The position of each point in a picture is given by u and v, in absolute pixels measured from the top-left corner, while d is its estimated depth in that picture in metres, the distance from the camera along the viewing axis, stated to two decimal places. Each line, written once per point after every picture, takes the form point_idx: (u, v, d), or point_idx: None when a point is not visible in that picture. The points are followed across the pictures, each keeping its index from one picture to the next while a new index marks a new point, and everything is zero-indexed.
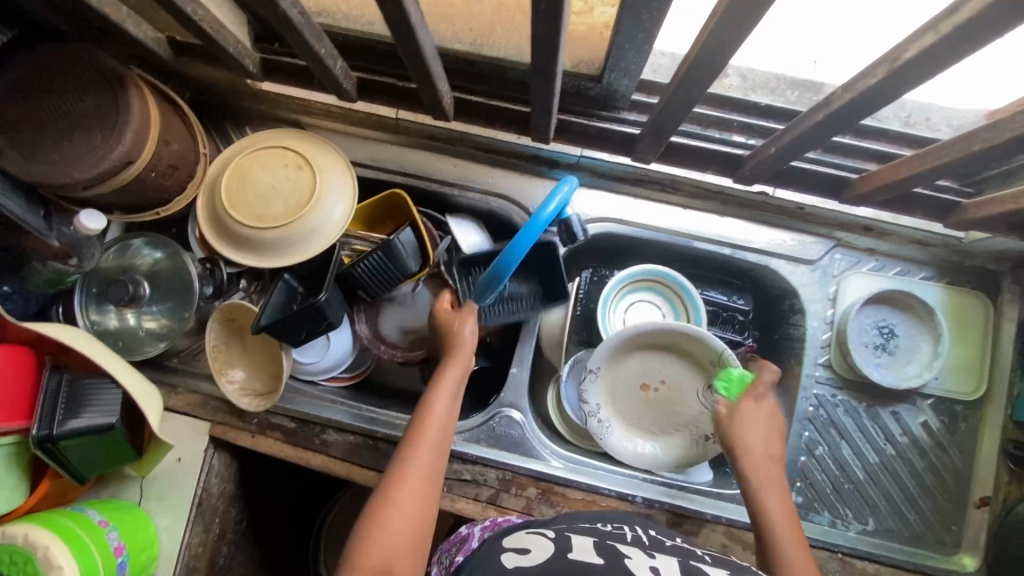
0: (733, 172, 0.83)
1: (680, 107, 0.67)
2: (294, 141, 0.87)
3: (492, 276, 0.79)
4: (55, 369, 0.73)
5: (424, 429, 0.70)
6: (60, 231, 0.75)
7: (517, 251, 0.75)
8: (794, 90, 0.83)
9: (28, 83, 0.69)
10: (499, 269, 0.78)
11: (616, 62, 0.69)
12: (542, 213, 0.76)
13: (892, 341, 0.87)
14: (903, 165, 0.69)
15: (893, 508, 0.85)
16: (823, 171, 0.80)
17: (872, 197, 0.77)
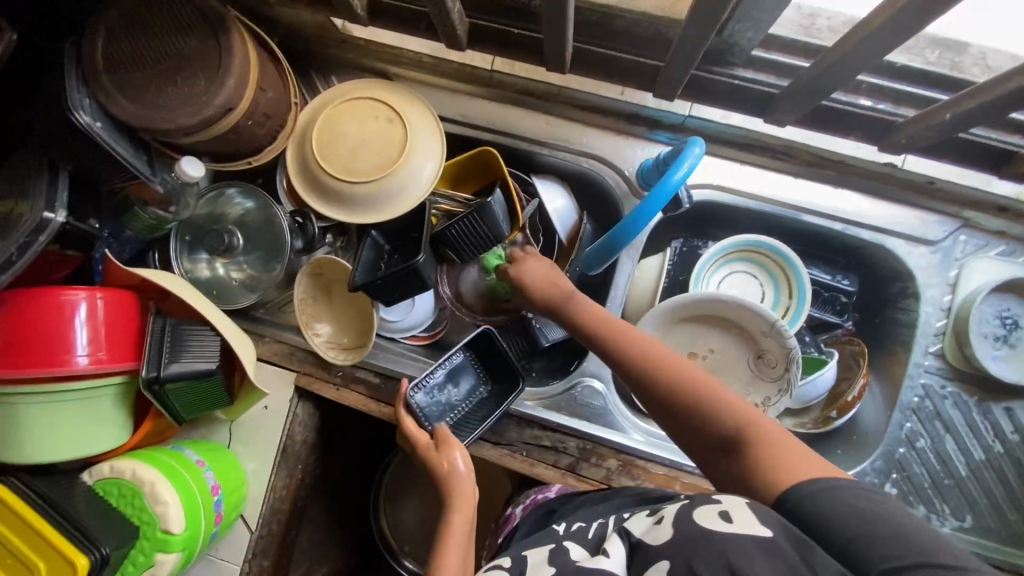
0: (878, 141, 0.76)
1: (845, 69, 0.62)
2: (384, 92, 0.84)
3: (608, 245, 0.78)
4: (157, 314, 0.74)
5: (446, 542, 0.65)
6: (163, 177, 0.74)
7: (640, 221, 0.72)
8: (934, 49, 0.70)
9: (131, 22, 0.67)
10: (619, 236, 0.75)
11: (750, 13, 0.61)
12: (671, 179, 0.68)
13: (1015, 333, 0.80)
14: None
15: (995, 506, 0.80)
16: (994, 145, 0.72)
17: None
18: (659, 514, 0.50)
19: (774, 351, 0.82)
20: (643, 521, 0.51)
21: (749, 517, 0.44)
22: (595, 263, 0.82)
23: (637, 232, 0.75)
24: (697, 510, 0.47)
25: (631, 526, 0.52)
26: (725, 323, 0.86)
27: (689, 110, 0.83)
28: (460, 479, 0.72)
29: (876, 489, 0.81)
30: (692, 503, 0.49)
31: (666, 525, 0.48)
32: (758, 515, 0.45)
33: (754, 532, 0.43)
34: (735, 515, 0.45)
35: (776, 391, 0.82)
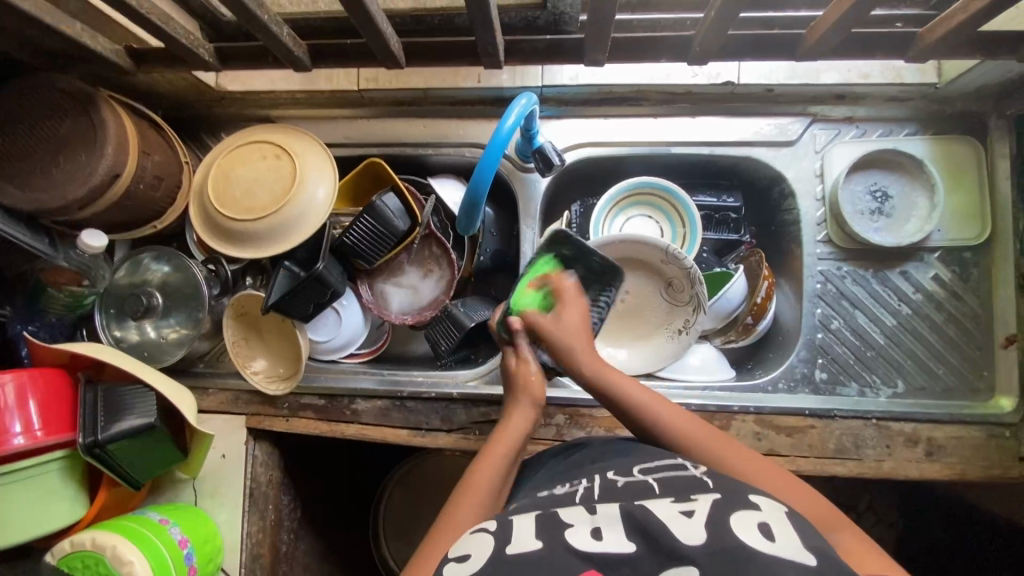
0: (684, 58, 0.72)
1: None
2: (270, 133, 0.90)
3: (471, 201, 0.74)
4: (89, 385, 0.77)
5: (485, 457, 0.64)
6: (66, 253, 0.80)
7: (486, 172, 0.71)
8: None
9: (8, 118, 0.72)
10: (472, 192, 0.73)
11: None
12: (502, 128, 0.69)
13: (888, 204, 0.86)
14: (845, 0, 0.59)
15: (920, 365, 0.85)
16: (774, 34, 0.68)
17: (824, 48, 0.66)
18: (690, 505, 0.50)
19: (679, 276, 0.87)
20: (667, 506, 0.51)
21: (791, 531, 0.47)
22: (469, 227, 0.79)
23: (489, 182, 0.72)
24: (736, 518, 0.48)
25: (655, 507, 0.51)
26: (633, 264, 0.90)
27: (541, 80, 0.88)
28: (531, 381, 0.70)
29: (808, 377, 0.86)
30: (727, 507, 0.50)
31: (697, 524, 0.47)
32: (796, 525, 0.48)
33: (800, 560, 0.43)
34: (778, 534, 0.46)
35: (692, 310, 0.87)
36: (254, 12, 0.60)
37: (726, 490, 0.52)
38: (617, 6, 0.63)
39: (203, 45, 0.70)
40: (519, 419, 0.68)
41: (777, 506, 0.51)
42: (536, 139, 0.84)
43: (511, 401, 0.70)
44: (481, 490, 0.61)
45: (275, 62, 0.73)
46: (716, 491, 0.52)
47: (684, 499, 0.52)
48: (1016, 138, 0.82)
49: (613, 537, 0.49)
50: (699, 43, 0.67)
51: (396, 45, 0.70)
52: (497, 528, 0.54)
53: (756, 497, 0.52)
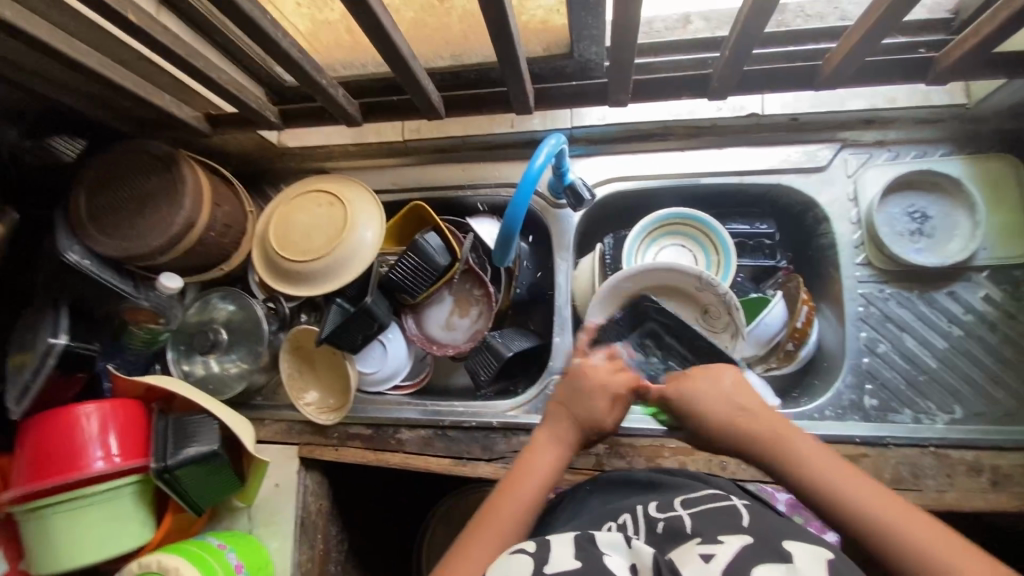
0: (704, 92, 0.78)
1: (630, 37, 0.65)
2: (324, 183, 0.98)
3: (506, 235, 0.79)
4: (161, 414, 0.84)
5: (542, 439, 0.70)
6: (147, 295, 0.88)
7: (518, 209, 0.75)
8: None
9: (105, 179, 0.83)
10: (507, 227, 0.77)
11: (579, 32, 0.72)
12: (533, 166, 0.74)
13: (928, 224, 0.85)
14: (855, 32, 0.62)
15: (979, 390, 0.81)
16: (789, 66, 0.71)
17: (840, 77, 0.69)
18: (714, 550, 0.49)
19: (715, 303, 0.88)
20: (692, 551, 0.50)
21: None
22: (503, 258, 0.83)
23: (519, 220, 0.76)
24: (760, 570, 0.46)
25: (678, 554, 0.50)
26: (666, 292, 0.92)
27: (570, 121, 0.94)
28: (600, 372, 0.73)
29: (857, 404, 0.83)
30: (755, 553, 0.48)
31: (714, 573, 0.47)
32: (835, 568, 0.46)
33: None
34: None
35: (729, 337, 0.87)
36: (314, 77, 0.68)
37: (758, 534, 0.51)
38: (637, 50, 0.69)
39: (269, 108, 0.79)
40: (555, 442, 0.70)
41: (819, 551, 0.48)
42: (567, 175, 0.89)
43: (554, 422, 0.71)
44: (531, 469, 0.67)
45: (329, 120, 0.80)
46: (746, 533, 0.51)
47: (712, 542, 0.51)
48: None
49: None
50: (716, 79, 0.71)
51: (436, 99, 0.77)
52: (536, 548, 0.53)
53: (790, 542, 0.50)
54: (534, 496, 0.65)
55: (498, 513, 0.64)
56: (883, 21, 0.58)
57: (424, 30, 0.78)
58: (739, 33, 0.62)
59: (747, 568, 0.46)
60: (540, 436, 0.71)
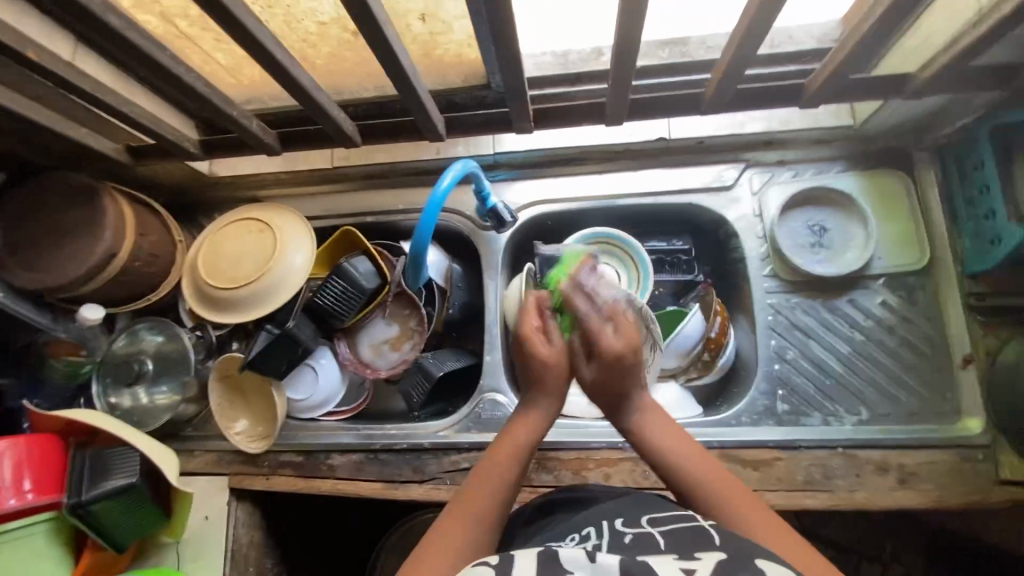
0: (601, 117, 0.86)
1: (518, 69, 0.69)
2: (255, 211, 1.00)
3: (415, 255, 0.81)
4: (80, 449, 0.82)
5: (520, 421, 0.68)
6: (66, 326, 0.88)
7: (425, 230, 0.77)
8: None
9: (24, 212, 0.83)
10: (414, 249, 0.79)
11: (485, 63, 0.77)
12: (438, 188, 0.76)
13: (826, 237, 0.91)
14: (720, 66, 0.69)
15: (882, 392, 0.85)
16: (672, 94, 0.80)
17: (717, 103, 0.76)
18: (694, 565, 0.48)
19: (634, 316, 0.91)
20: (668, 562, 0.48)
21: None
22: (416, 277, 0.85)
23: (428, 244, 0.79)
24: None
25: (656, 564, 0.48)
26: None
27: (493, 147, 0.99)
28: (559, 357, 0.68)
29: (770, 409, 0.87)
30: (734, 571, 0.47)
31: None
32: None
33: None
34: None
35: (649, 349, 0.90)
36: (224, 110, 0.72)
37: (733, 550, 0.49)
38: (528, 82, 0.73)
39: (189, 139, 0.81)
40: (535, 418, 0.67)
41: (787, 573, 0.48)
42: (489, 200, 0.92)
43: (534, 396, 0.69)
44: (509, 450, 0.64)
45: (249, 150, 0.83)
46: (722, 550, 0.49)
47: (688, 558, 0.49)
48: (938, 168, 0.88)
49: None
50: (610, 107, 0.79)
51: (349, 126, 0.80)
52: (498, 562, 0.49)
53: (763, 560, 0.48)
54: (511, 473, 0.63)
55: (475, 495, 0.60)
56: (738, 54, 0.65)
57: (342, 65, 0.82)
58: (617, 64, 0.68)
59: None
60: (518, 411, 0.69)
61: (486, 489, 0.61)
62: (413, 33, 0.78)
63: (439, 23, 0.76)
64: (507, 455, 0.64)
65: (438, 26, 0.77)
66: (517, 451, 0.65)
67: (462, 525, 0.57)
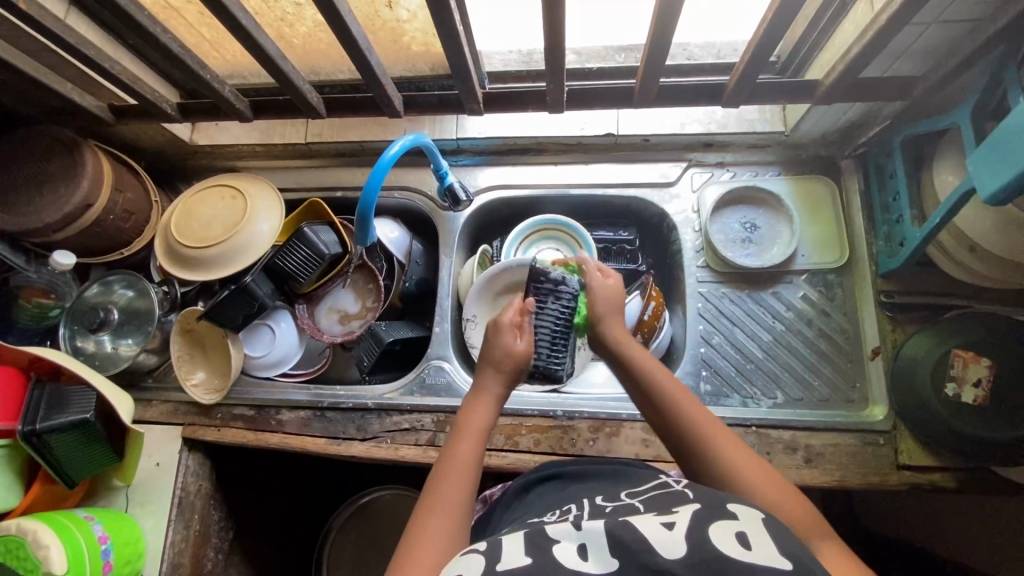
0: (547, 106, 0.91)
1: (464, 54, 0.76)
2: (229, 179, 1.06)
3: (363, 216, 0.86)
4: (38, 383, 0.87)
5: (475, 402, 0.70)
6: (39, 270, 0.94)
7: (371, 194, 0.82)
8: (621, 54, 0.98)
9: (9, 159, 0.89)
10: (363, 211, 0.85)
11: None
12: (386, 154, 0.82)
13: (757, 233, 0.98)
14: (646, 61, 0.77)
15: (797, 378, 0.91)
16: (612, 87, 0.87)
17: (649, 97, 0.84)
18: (671, 519, 0.52)
19: None
20: (650, 520, 0.53)
21: (766, 537, 0.50)
22: (367, 239, 0.91)
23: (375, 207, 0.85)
24: (714, 529, 0.50)
25: (637, 522, 0.53)
26: None
27: (455, 133, 1.05)
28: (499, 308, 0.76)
29: (693, 389, 0.93)
30: (707, 517, 0.52)
31: (678, 538, 0.49)
32: (773, 533, 0.51)
33: (775, 566, 0.46)
34: (754, 542, 0.49)
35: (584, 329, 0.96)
36: (198, 73, 0.77)
37: (706, 500, 0.55)
38: (475, 66, 0.80)
39: (167, 102, 0.87)
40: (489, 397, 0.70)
41: (756, 514, 0.54)
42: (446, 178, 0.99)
43: (479, 379, 0.71)
44: (472, 431, 0.66)
45: (223, 116, 0.89)
46: (696, 502, 0.55)
47: (666, 514, 0.54)
48: (860, 176, 0.96)
49: (598, 555, 0.50)
50: (549, 95, 0.86)
51: (315, 98, 0.86)
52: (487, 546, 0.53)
53: (735, 506, 0.54)
54: (474, 454, 0.64)
55: (447, 484, 0.61)
56: (656, 49, 0.73)
57: (317, 46, 0.89)
58: (549, 53, 0.75)
59: (703, 530, 0.50)
60: (472, 393, 0.71)
61: (456, 475, 0.62)
62: (379, 20, 0.86)
63: (403, 11, 0.84)
64: (471, 435, 0.66)
65: (402, 15, 0.85)
66: (478, 432, 0.66)
67: (443, 511, 0.58)
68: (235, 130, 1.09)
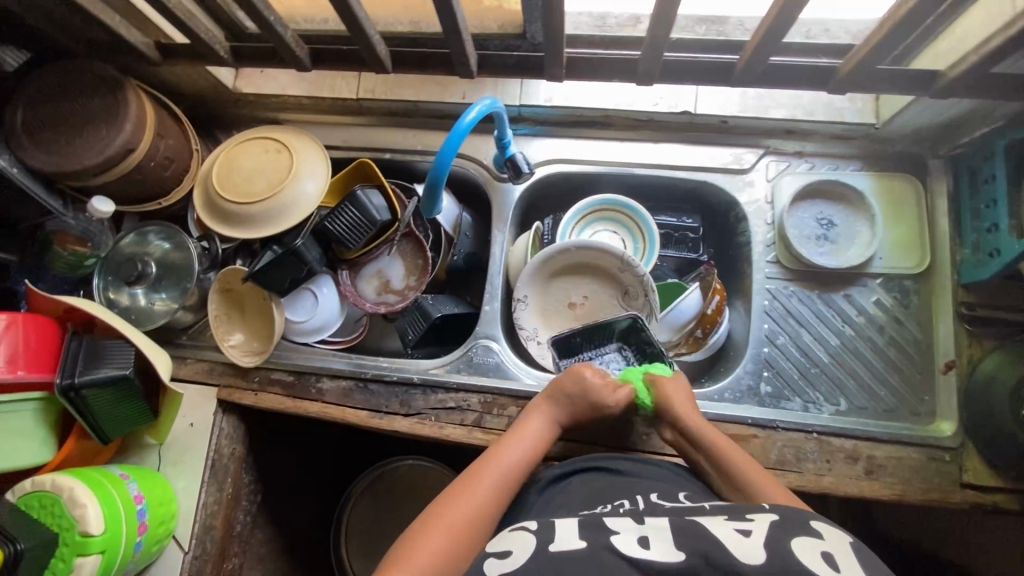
0: (634, 79, 0.84)
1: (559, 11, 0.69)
2: (274, 131, 1.00)
3: (432, 185, 0.81)
4: (76, 335, 0.83)
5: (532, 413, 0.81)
6: (75, 216, 0.90)
7: (445, 161, 0.77)
8: (702, 25, 0.91)
9: (47, 93, 0.83)
10: (433, 177, 0.79)
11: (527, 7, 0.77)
12: (463, 120, 0.76)
13: (832, 231, 0.92)
14: (757, 37, 0.70)
15: (863, 386, 0.88)
16: (708, 62, 0.78)
17: (751, 77, 0.77)
18: (746, 526, 0.52)
19: (633, 283, 0.94)
20: (725, 526, 0.53)
21: (854, 562, 0.48)
22: (431, 210, 0.85)
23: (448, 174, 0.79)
24: (795, 543, 0.49)
25: (708, 525, 0.53)
26: (594, 272, 0.98)
27: (520, 99, 0.99)
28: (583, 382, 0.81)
29: (753, 390, 0.89)
30: (786, 531, 0.51)
31: (756, 545, 0.49)
32: (861, 558, 0.49)
33: None
34: (841, 565, 0.48)
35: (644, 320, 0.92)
36: (263, 13, 0.71)
37: (786, 513, 0.54)
38: (568, 29, 0.73)
39: (221, 43, 0.81)
40: (541, 415, 0.80)
41: (841, 535, 0.52)
42: (509, 149, 0.93)
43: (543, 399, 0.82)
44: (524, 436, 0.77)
45: (280, 63, 0.82)
46: (773, 511, 0.54)
47: (739, 520, 0.54)
48: (951, 178, 0.90)
49: (662, 547, 0.52)
50: (640, 66, 0.79)
51: (383, 51, 0.79)
52: (538, 527, 0.59)
53: (818, 524, 0.53)
54: (519, 457, 0.75)
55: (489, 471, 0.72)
56: (778, 24, 0.66)
57: None
58: (657, 14, 0.68)
59: (785, 544, 0.49)
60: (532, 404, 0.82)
61: (500, 469, 0.73)
62: None
63: None
64: (524, 439, 0.77)
65: None
66: (530, 438, 0.77)
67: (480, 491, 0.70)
68: (282, 78, 1.02)
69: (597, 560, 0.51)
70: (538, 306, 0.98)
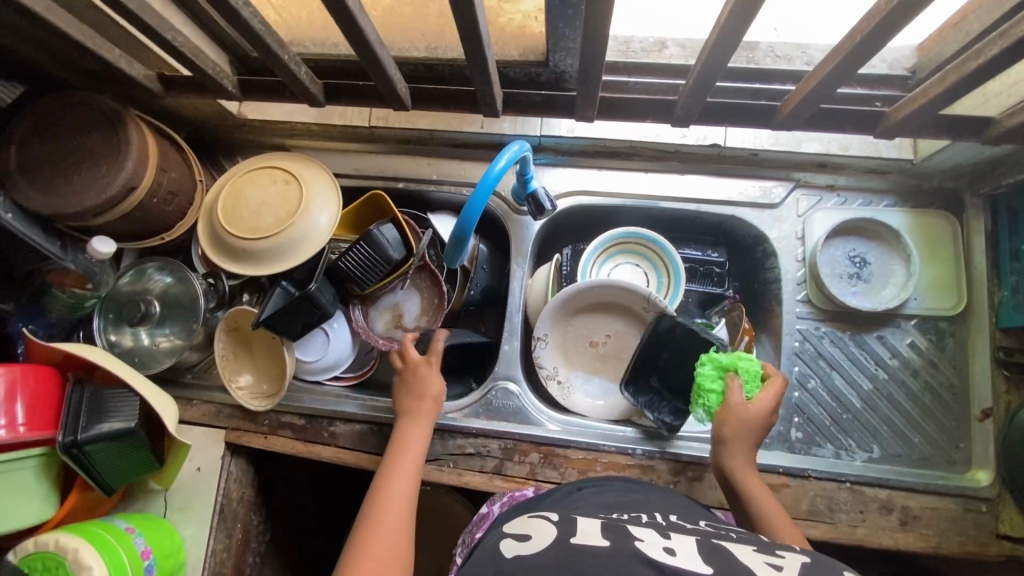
0: (668, 118, 0.79)
1: (597, 53, 0.65)
2: (282, 160, 0.94)
3: (458, 236, 0.78)
4: (77, 385, 0.78)
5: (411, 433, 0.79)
6: (76, 257, 0.84)
7: (474, 211, 0.74)
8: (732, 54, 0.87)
9: (42, 127, 0.78)
10: (461, 228, 0.77)
11: (556, 41, 0.72)
12: (492, 170, 0.73)
13: (866, 269, 0.89)
14: (807, 83, 0.67)
15: (896, 432, 0.85)
16: (749, 104, 0.75)
17: (797, 120, 0.73)
18: (778, 561, 0.45)
19: None
20: (754, 557, 0.46)
21: None
22: (455, 259, 0.83)
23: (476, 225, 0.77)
24: None
25: (737, 554, 0.47)
26: (618, 310, 0.94)
27: (540, 129, 0.94)
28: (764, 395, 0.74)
29: (784, 436, 0.86)
30: (816, 573, 0.43)
31: None
32: None
33: None
34: None
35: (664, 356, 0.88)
36: (277, 52, 0.66)
37: (819, 557, 0.45)
38: (605, 70, 0.69)
39: (229, 77, 0.76)
40: (422, 431, 0.80)
41: None
42: (530, 184, 0.89)
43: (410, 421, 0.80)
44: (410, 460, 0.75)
45: (290, 97, 0.78)
46: (806, 554, 0.46)
47: (770, 554, 0.47)
48: (989, 217, 0.87)
49: (688, 557, 0.45)
50: (680, 107, 0.74)
51: (402, 88, 0.75)
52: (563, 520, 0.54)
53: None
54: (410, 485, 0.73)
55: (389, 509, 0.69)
56: (833, 75, 0.63)
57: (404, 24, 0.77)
58: (707, 58, 0.63)
59: None
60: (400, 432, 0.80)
61: (396, 503, 0.70)
62: None
63: None
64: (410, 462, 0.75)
65: None
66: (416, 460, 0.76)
67: (385, 532, 0.66)
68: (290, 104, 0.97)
69: (617, 557, 0.45)
70: (558, 344, 0.95)
